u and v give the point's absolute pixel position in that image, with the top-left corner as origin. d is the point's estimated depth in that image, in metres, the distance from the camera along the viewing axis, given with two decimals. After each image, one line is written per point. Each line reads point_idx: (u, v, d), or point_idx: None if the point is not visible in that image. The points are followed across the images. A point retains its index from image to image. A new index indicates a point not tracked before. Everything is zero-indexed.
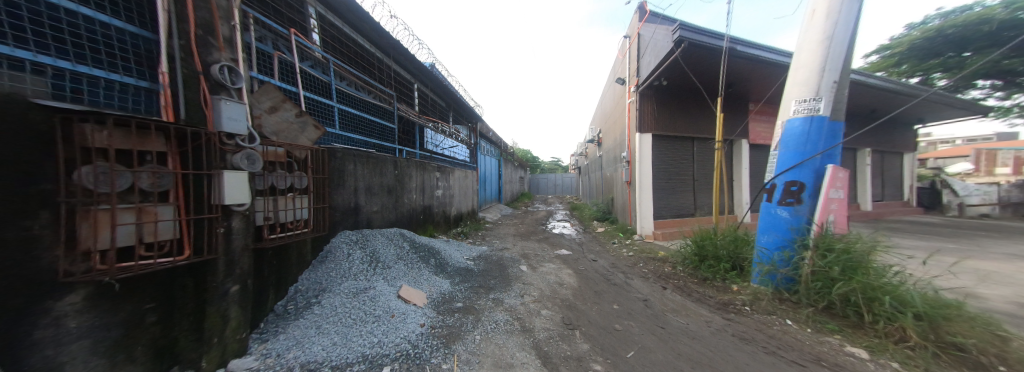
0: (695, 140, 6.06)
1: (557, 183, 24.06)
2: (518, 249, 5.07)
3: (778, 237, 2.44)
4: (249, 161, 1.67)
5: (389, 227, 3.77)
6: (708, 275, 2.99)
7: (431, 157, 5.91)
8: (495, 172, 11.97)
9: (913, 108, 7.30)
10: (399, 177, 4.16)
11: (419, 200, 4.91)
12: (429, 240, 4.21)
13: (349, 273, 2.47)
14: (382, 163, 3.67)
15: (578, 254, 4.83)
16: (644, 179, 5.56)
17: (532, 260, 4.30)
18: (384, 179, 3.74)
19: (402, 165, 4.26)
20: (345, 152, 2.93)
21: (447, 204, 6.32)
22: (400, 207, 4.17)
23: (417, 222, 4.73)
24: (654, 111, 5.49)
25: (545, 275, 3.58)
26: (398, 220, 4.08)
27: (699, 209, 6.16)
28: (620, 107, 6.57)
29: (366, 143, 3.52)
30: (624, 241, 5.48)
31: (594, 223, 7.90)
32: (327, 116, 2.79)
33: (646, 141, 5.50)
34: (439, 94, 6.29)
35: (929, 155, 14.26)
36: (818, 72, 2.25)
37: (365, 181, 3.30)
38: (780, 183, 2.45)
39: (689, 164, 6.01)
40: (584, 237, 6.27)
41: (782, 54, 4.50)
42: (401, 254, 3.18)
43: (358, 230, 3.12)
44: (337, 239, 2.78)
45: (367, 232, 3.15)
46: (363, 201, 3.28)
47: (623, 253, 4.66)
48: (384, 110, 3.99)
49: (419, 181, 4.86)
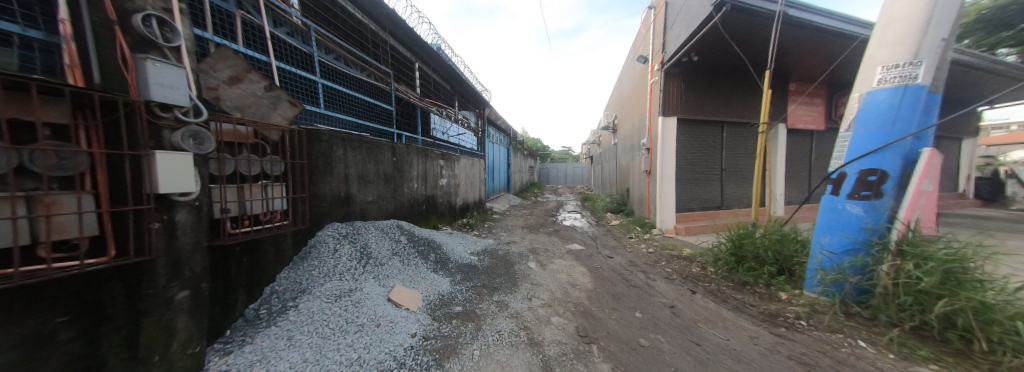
0: (726, 125, 5.48)
1: (568, 172, 23.50)
2: (526, 242, 4.75)
3: (848, 238, 1.92)
4: (196, 142, 1.40)
5: (386, 219, 3.48)
6: (748, 280, 2.55)
7: (435, 144, 5.58)
8: (503, 161, 11.56)
9: (981, 88, 6.39)
10: (398, 165, 3.85)
11: (422, 190, 4.61)
12: (431, 233, 3.92)
13: (334, 273, 2.19)
14: (378, 149, 3.35)
15: (591, 249, 4.46)
16: (666, 169, 5.09)
17: (542, 256, 3.97)
18: (381, 166, 3.43)
19: (402, 151, 3.94)
20: (332, 135, 2.60)
21: (452, 194, 6.00)
22: (399, 196, 3.88)
23: (418, 213, 4.45)
24: (681, 91, 4.95)
25: (556, 274, 3.23)
26: (397, 210, 3.79)
27: (726, 201, 5.67)
28: (640, 89, 6.03)
29: (359, 127, 3.21)
30: (642, 236, 5.05)
31: (608, 215, 7.45)
32: (309, 92, 2.47)
33: (670, 126, 4.99)
34: (445, 76, 5.88)
35: (984, 143, 12.90)
36: (922, 26, 1.70)
37: (358, 168, 2.98)
38: (853, 172, 1.94)
39: (716, 152, 5.47)
40: (597, 231, 5.87)
41: (839, 19, 3.87)
42: (397, 249, 2.89)
43: (350, 222, 2.83)
44: (324, 232, 2.49)
45: (359, 224, 2.86)
46: (356, 190, 2.98)
47: (642, 249, 4.25)
48: (380, 90, 3.65)
49: (421, 170, 4.56)
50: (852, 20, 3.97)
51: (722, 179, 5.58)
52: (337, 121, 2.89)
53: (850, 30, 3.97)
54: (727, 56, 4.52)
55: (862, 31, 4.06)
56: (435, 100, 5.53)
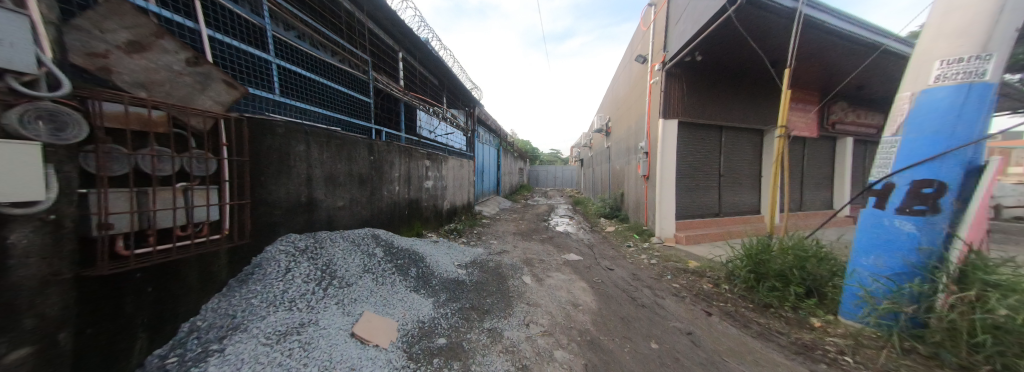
0: (724, 129, 5.35)
1: (557, 175, 23.37)
2: (519, 251, 4.38)
3: (899, 260, 1.67)
4: (55, 127, 0.95)
5: (360, 227, 3.02)
6: (771, 301, 2.28)
7: (420, 143, 5.15)
8: (493, 162, 11.19)
9: None
10: (376, 165, 3.39)
11: (403, 193, 4.15)
12: (413, 243, 3.47)
13: (283, 299, 1.72)
14: (351, 145, 2.90)
15: (589, 259, 4.14)
16: (666, 174, 4.85)
17: (537, 268, 3.60)
18: (355, 166, 2.98)
19: (381, 149, 3.49)
20: (290, 127, 2.15)
21: (439, 197, 5.56)
22: (377, 201, 3.42)
23: (399, 219, 3.98)
24: (683, 92, 4.74)
25: (555, 291, 2.89)
26: (373, 217, 3.32)
27: (724, 208, 5.52)
28: (638, 90, 5.82)
29: (327, 119, 2.74)
30: (641, 244, 4.80)
31: (602, 221, 7.19)
32: (259, 75, 2.03)
33: (670, 130, 4.77)
34: (432, 69, 5.45)
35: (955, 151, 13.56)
36: (992, 14, 1.47)
37: (323, 167, 2.52)
38: (904, 184, 1.68)
39: (715, 157, 5.33)
40: (592, 238, 5.58)
41: (848, 20, 3.73)
42: (371, 264, 2.45)
43: (311, 233, 2.36)
44: (274, 247, 2.01)
45: (325, 236, 2.40)
46: (321, 194, 2.52)
47: (643, 260, 3.97)
48: (355, 79, 3.21)
49: (403, 171, 4.12)
50: (861, 23, 3.83)
51: (720, 185, 5.43)
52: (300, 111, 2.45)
53: (858, 33, 3.85)
54: (731, 56, 4.36)
55: (868, 34, 3.95)
56: (422, 96, 5.09)
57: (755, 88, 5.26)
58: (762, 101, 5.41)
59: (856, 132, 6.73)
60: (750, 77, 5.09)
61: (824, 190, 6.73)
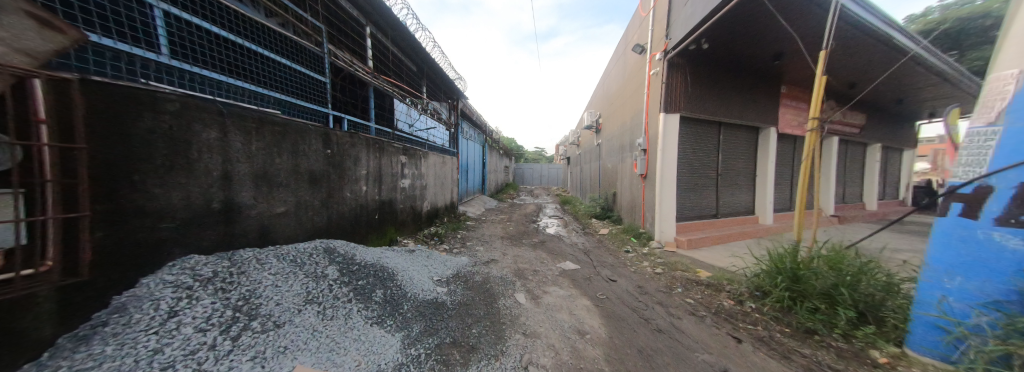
0: (723, 125, 5.12)
1: (543, 173, 23.07)
2: (510, 260, 3.88)
3: (998, 284, 1.33)
4: None
5: (310, 240, 2.37)
6: (813, 327, 1.96)
7: (396, 136, 4.51)
8: (478, 160, 10.59)
9: (934, 102, 6.81)
10: (334, 161, 2.75)
11: (372, 194, 3.51)
12: (381, 255, 2.84)
13: (150, 365, 1.05)
14: (296, 135, 2.26)
15: (587, 268, 3.71)
16: (667, 173, 4.51)
17: (531, 281, 3.11)
18: (303, 164, 2.34)
19: (340, 142, 2.85)
20: (192, 103, 1.50)
21: (417, 198, 4.94)
22: (336, 206, 2.79)
23: (367, 226, 3.36)
24: (686, 85, 4.40)
25: (554, 313, 2.41)
26: (329, 225, 2.68)
27: (721, 209, 5.31)
28: (635, 84, 5.45)
29: (256, 98, 2.09)
30: (640, 249, 4.43)
31: (594, 222, 6.84)
32: (139, 30, 1.45)
33: (672, 126, 4.42)
34: (409, 54, 4.79)
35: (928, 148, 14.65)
36: None
37: (251, 162, 1.87)
38: (1004, 187, 1.33)
39: (713, 155, 5.08)
40: (587, 242, 5.18)
41: (874, 13, 3.47)
42: (316, 291, 1.81)
43: (225, 253, 1.66)
44: (153, 279, 1.31)
45: (249, 256, 1.72)
46: (250, 198, 1.87)
47: (647, 268, 3.59)
48: (304, 51, 2.56)
49: (372, 168, 3.49)
50: (884, 18, 3.58)
51: (718, 184, 5.20)
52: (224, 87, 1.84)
53: (880, 27, 3.59)
54: (738, 45, 4.05)
55: (888, 29, 3.71)
56: (397, 82, 4.44)
57: (754, 82, 5.05)
58: (760, 96, 5.23)
59: (842, 132, 6.78)
60: (751, 70, 4.86)
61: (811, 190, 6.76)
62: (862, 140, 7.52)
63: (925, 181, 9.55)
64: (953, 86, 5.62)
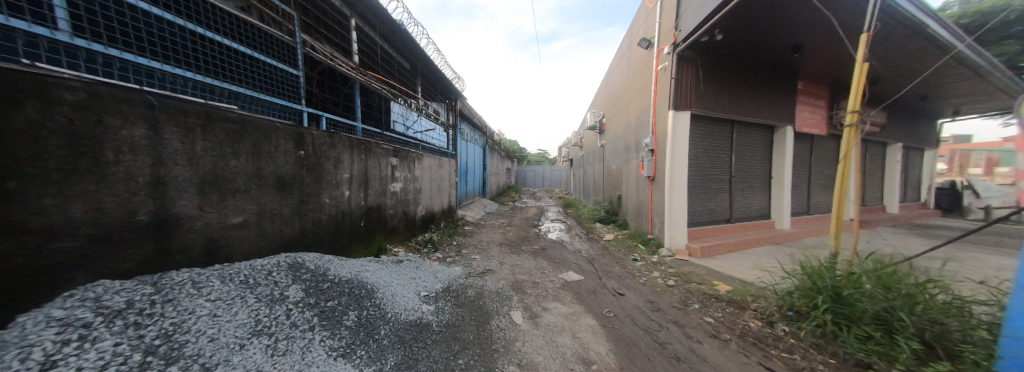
0: (736, 124, 4.80)
1: (545, 175, 22.73)
2: (508, 270, 3.57)
3: None
4: None
5: (274, 255, 2.08)
6: (867, 358, 1.58)
7: (387, 136, 4.23)
8: (478, 162, 10.30)
9: (960, 98, 6.41)
10: (309, 164, 2.47)
11: (357, 199, 3.23)
12: (360, 269, 2.55)
13: None
14: (258, 134, 1.98)
15: (591, 280, 3.38)
16: (677, 175, 4.17)
17: (529, 296, 2.79)
18: (267, 167, 2.06)
19: (316, 142, 2.57)
20: (101, 93, 1.21)
21: (409, 202, 4.65)
22: (311, 214, 2.50)
23: (350, 235, 3.07)
24: (697, 80, 4.08)
25: (555, 337, 2.09)
26: (302, 235, 2.40)
27: (735, 214, 4.96)
28: (641, 80, 5.14)
29: (204, 91, 1.84)
30: (650, 258, 4.10)
31: (598, 227, 6.51)
32: (50, 10, 1.25)
33: (682, 124, 4.11)
34: (402, 51, 4.53)
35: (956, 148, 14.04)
36: None
37: (195, 166, 1.59)
38: None
39: (726, 156, 4.75)
40: (591, 248, 4.86)
41: (918, 5, 3.12)
42: (268, 319, 1.51)
43: (151, 277, 1.36)
44: (32, 318, 1.01)
45: (183, 278, 1.42)
46: (194, 208, 1.59)
47: (658, 280, 3.26)
48: (268, 40, 2.32)
49: (357, 171, 3.21)
50: (928, 10, 3.23)
51: (731, 187, 4.86)
52: (169, 75, 1.65)
53: (921, 19, 3.23)
54: (754, 37, 3.73)
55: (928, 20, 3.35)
56: (389, 80, 4.17)
57: (769, 78, 4.72)
58: (775, 92, 4.90)
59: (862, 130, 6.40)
60: (767, 64, 4.52)
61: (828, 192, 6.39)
62: (881, 139, 7.13)
63: (948, 183, 9.08)
64: (985, 82, 5.23)
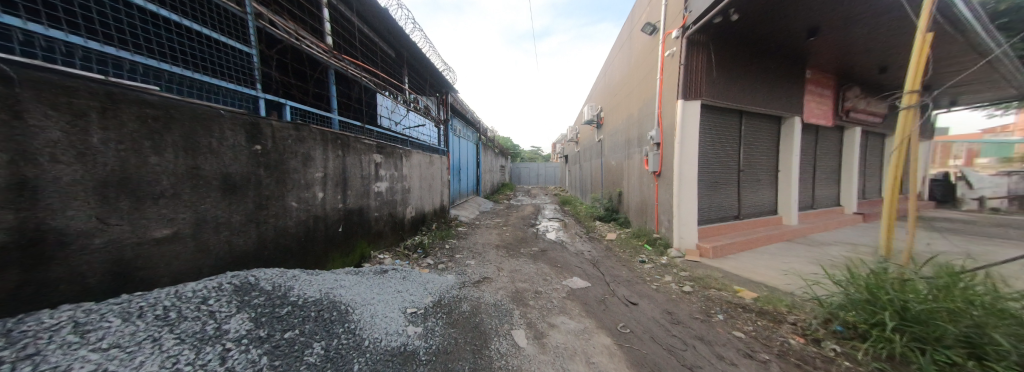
0: (744, 115, 4.54)
1: (540, 172, 22.41)
2: (506, 277, 3.23)
3: None
4: None
5: (217, 275, 1.66)
6: None
7: (370, 131, 3.82)
8: (471, 159, 9.90)
9: (961, 89, 6.32)
10: (268, 162, 2.06)
11: (333, 202, 2.82)
12: (333, 285, 2.14)
13: None
14: (193, 123, 1.56)
15: (599, 286, 3.07)
16: (686, 170, 3.88)
17: (532, 309, 2.45)
18: (207, 165, 1.64)
19: (278, 136, 2.15)
20: None
21: (397, 203, 4.26)
22: (274, 221, 2.10)
23: (326, 243, 2.67)
24: (707, 67, 3.78)
25: (566, 362, 1.76)
26: (261, 247, 2.00)
27: (743, 210, 4.72)
28: (645, 69, 4.83)
29: (108, 65, 1.38)
30: (658, 259, 3.81)
31: (599, 225, 6.22)
32: None
33: (691, 116, 3.82)
34: (386, 36, 4.11)
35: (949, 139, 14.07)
36: None
37: (91, 165, 1.17)
38: None
39: (734, 149, 4.49)
40: (594, 250, 4.55)
41: None
42: (193, 367, 1.09)
43: (5, 324, 0.94)
44: None
45: (60, 320, 1.00)
46: (91, 220, 1.17)
47: (672, 285, 2.97)
48: (209, 8, 1.87)
49: (332, 170, 2.80)
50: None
51: (739, 182, 4.62)
52: (43, 37, 1.17)
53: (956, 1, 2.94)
54: (770, 18, 3.44)
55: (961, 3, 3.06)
56: (371, 68, 3.76)
57: (778, 65, 4.48)
58: (784, 82, 4.66)
59: (865, 122, 6.26)
60: (777, 51, 4.27)
61: (832, 185, 6.24)
62: (881, 131, 7.04)
63: (943, 174, 9.11)
64: (993, 70, 5.10)
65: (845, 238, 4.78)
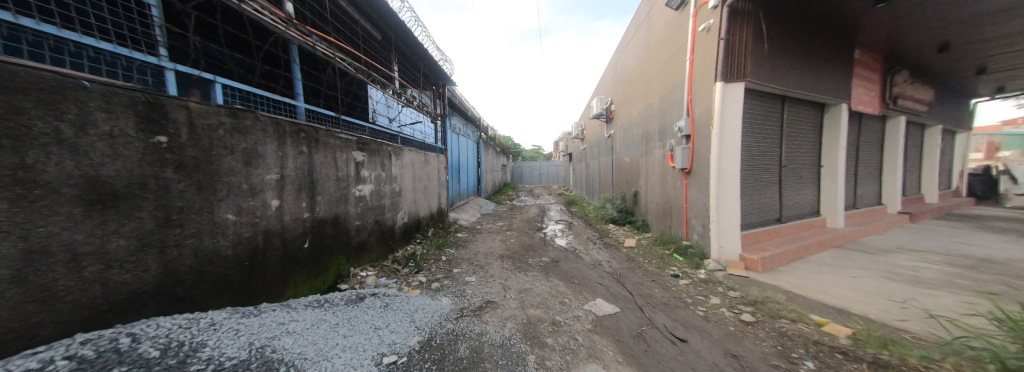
0: (786, 101, 3.92)
1: (542, 170, 21.79)
2: (514, 300, 2.64)
3: None
4: None
5: (65, 341, 1.06)
6: None
7: (351, 124, 3.23)
8: (471, 158, 9.31)
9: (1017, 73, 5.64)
10: (184, 161, 1.45)
11: (296, 212, 2.23)
12: (277, 333, 1.51)
13: None
14: (12, 98, 0.95)
15: (631, 312, 2.47)
16: (725, 166, 3.26)
17: (551, 353, 1.83)
18: (51, 166, 1.04)
19: (202, 125, 1.54)
20: None
21: (385, 208, 3.67)
22: (195, 243, 1.49)
23: (283, 266, 2.07)
24: (753, 43, 3.16)
25: None
26: (170, 283, 1.39)
27: (785, 212, 4.09)
28: (669, 51, 4.23)
29: None
30: (695, 274, 3.19)
31: (614, 229, 5.58)
32: None
33: (732, 101, 3.20)
34: (370, 15, 3.53)
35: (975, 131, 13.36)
36: None
37: None
38: None
39: (776, 141, 3.87)
40: (613, 260, 3.94)
41: None
42: None
43: None
44: None
45: None
46: None
47: (726, 312, 2.35)
48: None
49: (293, 171, 2.19)
50: None
51: (780, 179, 4.00)
52: None
53: None
54: None
55: None
56: (351, 49, 3.15)
57: (826, 44, 3.85)
58: (833, 63, 4.02)
59: (909, 110, 5.61)
60: (828, 25, 3.64)
61: (873, 182, 5.58)
62: (923, 122, 6.37)
63: (982, 169, 8.38)
64: None
65: (905, 243, 4.13)
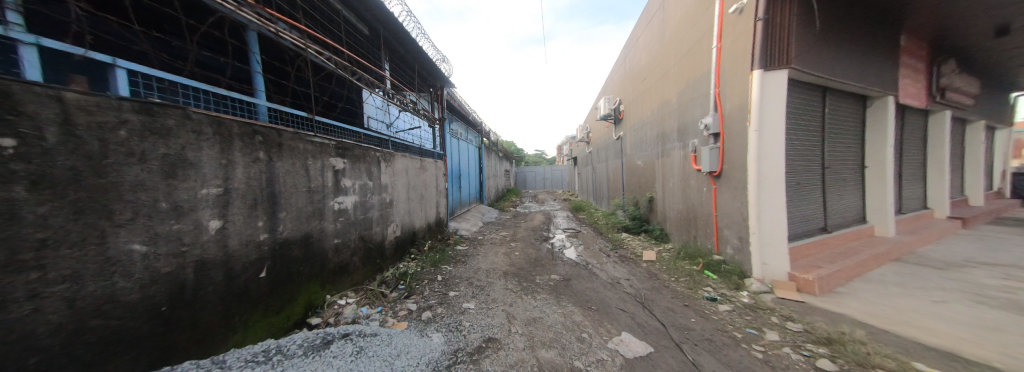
0: (829, 92, 3.42)
1: (546, 175, 21.34)
2: (521, 336, 2.15)
3: None
4: None
5: None
6: None
7: (329, 128, 2.81)
8: (473, 164, 8.87)
9: None
10: (52, 174, 1.03)
11: (248, 234, 1.79)
12: None
13: None
14: None
15: (669, 352, 1.96)
16: (768, 168, 2.75)
17: None
18: None
19: (87, 123, 1.11)
20: None
21: (373, 222, 3.22)
22: (68, 291, 1.05)
23: (225, 304, 1.62)
24: (798, 23, 2.69)
25: None
26: (18, 354, 0.95)
27: (830, 220, 3.55)
28: (690, 41, 3.78)
29: None
30: (737, 297, 2.66)
31: (629, 240, 5.06)
32: None
33: (774, 90, 2.71)
34: (354, 6, 3.14)
35: None
36: None
37: None
38: None
39: (819, 139, 3.36)
40: (634, 277, 3.42)
41: None
42: None
43: None
44: None
45: None
46: None
47: (790, 352, 1.85)
48: None
49: (243, 183, 1.76)
50: None
51: (824, 182, 3.47)
52: None
53: None
54: None
55: None
56: (331, 43, 2.75)
57: (874, 27, 3.36)
58: (880, 50, 3.53)
59: (954, 104, 5.07)
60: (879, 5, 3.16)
61: (919, 183, 5.00)
62: (967, 117, 5.79)
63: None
64: None
65: (972, 255, 3.56)
